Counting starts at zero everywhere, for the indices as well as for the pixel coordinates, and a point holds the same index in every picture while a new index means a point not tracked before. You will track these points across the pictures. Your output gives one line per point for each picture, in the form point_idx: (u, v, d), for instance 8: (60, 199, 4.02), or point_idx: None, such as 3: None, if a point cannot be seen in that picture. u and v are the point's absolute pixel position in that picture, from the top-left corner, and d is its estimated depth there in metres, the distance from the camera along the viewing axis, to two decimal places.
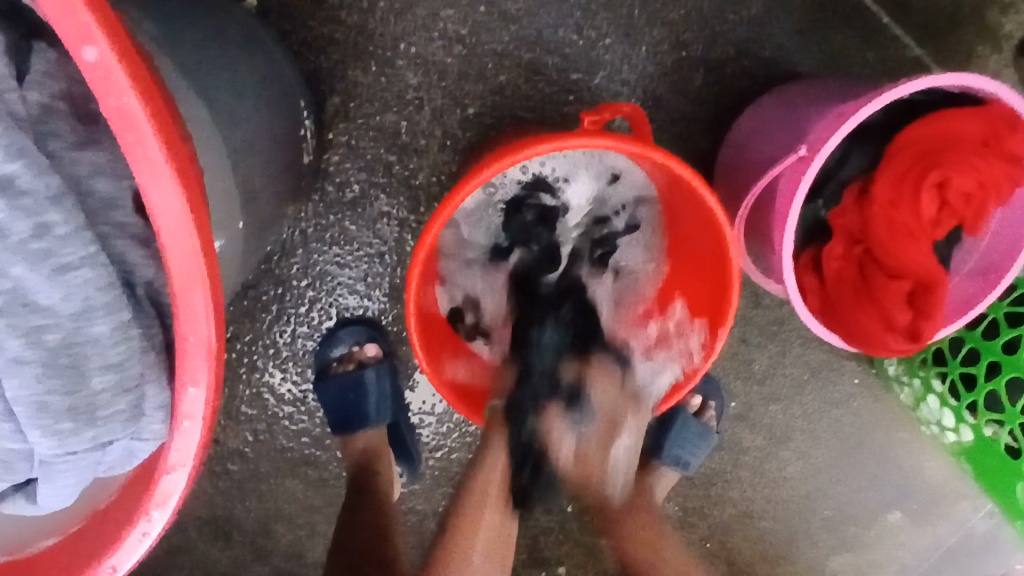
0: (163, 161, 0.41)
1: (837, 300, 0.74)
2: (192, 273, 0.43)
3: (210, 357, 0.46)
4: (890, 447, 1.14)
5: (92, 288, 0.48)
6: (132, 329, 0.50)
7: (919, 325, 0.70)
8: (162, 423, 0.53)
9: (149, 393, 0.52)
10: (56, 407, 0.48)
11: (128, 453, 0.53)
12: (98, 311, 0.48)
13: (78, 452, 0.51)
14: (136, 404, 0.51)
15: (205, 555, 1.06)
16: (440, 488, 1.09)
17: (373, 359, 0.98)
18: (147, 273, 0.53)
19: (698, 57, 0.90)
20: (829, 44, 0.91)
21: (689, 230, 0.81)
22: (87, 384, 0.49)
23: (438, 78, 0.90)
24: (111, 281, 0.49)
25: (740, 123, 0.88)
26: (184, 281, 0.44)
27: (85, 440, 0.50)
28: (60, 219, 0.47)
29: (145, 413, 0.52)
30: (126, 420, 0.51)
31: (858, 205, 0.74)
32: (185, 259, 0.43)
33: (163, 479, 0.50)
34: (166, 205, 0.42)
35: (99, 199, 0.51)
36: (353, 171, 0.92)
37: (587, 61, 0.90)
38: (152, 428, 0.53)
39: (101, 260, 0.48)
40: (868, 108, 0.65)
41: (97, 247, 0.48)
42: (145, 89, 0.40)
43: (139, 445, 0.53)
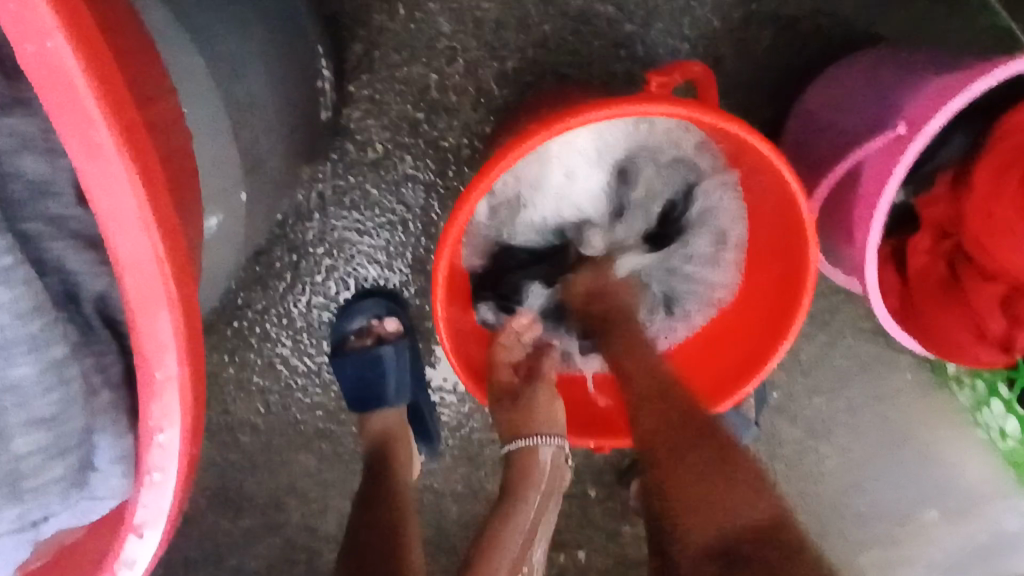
0: (104, 134, 0.31)
1: (919, 302, 0.65)
2: (151, 286, 0.34)
3: (185, 391, 0.37)
4: (941, 446, 1.06)
5: (12, 319, 0.37)
6: (68, 368, 0.39)
7: (1014, 335, 0.62)
8: (123, 477, 0.41)
9: (99, 444, 0.41)
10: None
11: (80, 513, 0.42)
12: (19, 345, 0.37)
13: (2, 533, 0.39)
14: (83, 460, 0.40)
15: (213, 526, 1.02)
16: (459, 468, 1.03)
17: (393, 334, 0.91)
18: (100, 283, 0.42)
19: (769, 11, 0.79)
20: (920, 1, 0.79)
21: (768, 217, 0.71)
22: (9, 446, 0.38)
23: (474, 26, 0.80)
24: (35, 306, 0.38)
25: (815, 88, 0.77)
26: (142, 297, 0.34)
27: (8, 519, 0.39)
28: None
29: (96, 469, 0.41)
30: (66, 487, 0.40)
31: (951, 193, 0.64)
32: (142, 268, 0.33)
33: (131, 541, 0.41)
34: (113, 194, 0.32)
35: (28, 183, 0.40)
36: (376, 130, 0.83)
37: (643, 11, 0.79)
38: (109, 486, 0.41)
39: (23, 277, 0.37)
40: (984, 82, 0.55)
41: (15, 260, 0.37)
42: (78, 29, 0.30)
43: (94, 505, 0.42)
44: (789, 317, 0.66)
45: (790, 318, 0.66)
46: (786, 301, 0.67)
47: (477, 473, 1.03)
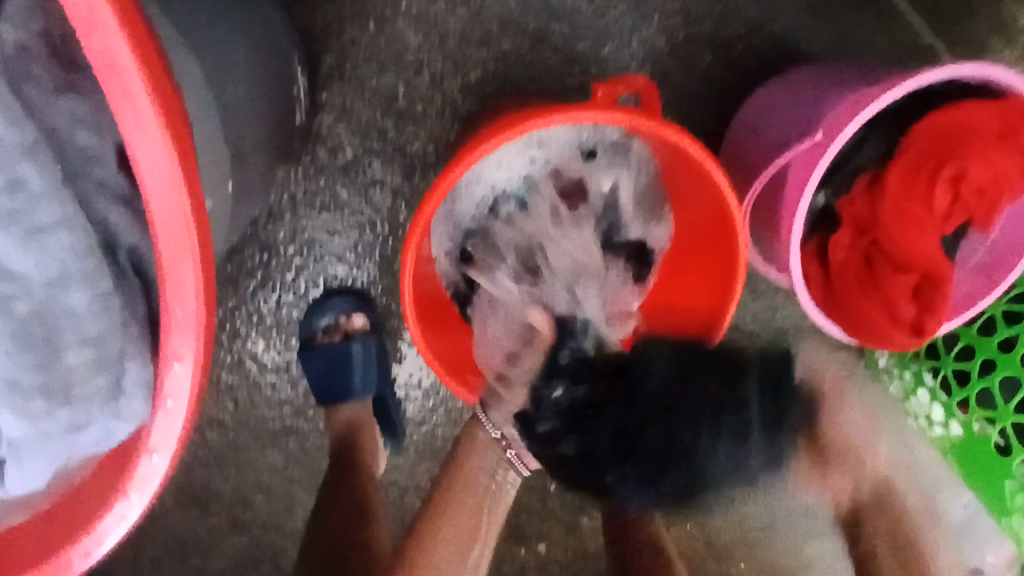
0: (146, 108, 0.38)
1: (842, 291, 0.73)
2: (180, 239, 0.40)
3: (197, 333, 0.43)
4: None
5: (70, 256, 0.45)
6: (112, 300, 0.47)
7: (924, 320, 0.69)
8: (143, 402, 0.49)
9: (128, 370, 0.49)
10: (26, 384, 0.45)
11: (104, 435, 0.49)
12: (75, 278, 0.45)
13: (51, 434, 0.47)
14: (115, 382, 0.48)
15: (181, 523, 1.04)
16: (423, 463, 1.08)
17: (359, 330, 0.95)
18: (132, 237, 0.51)
19: (710, 33, 0.87)
20: (844, 26, 0.87)
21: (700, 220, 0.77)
22: (62, 360, 0.46)
23: (440, 41, 0.85)
24: (90, 247, 0.46)
25: (750, 103, 0.85)
26: (173, 249, 0.41)
27: (58, 422, 0.47)
28: (35, 175, 0.44)
29: (125, 393, 0.49)
30: (104, 400, 0.48)
31: (868, 195, 0.71)
32: (172, 223, 0.40)
33: (143, 462, 0.47)
34: (151, 157, 0.38)
35: (78, 153, 0.48)
36: (347, 136, 0.88)
37: (595, 31, 0.86)
38: (132, 408, 0.49)
39: (81, 223, 0.46)
40: (887, 96, 0.62)
41: (74, 210, 0.45)
42: (131, 28, 0.37)
43: (118, 426, 0.49)
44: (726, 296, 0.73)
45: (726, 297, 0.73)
46: (722, 282, 0.74)
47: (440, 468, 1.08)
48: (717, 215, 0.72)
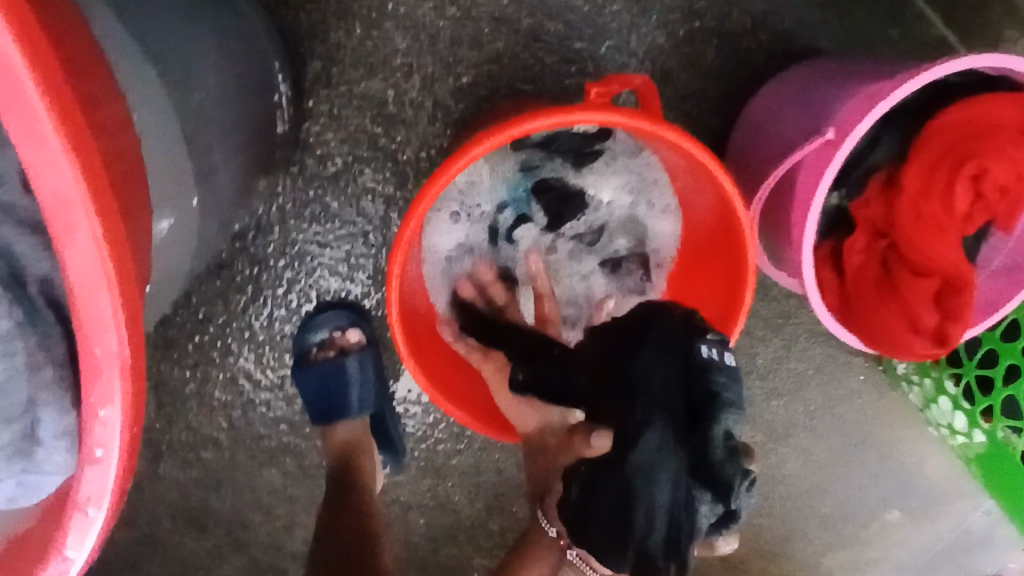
0: (44, 123, 0.33)
1: (857, 299, 0.67)
2: (90, 267, 0.36)
3: (123, 373, 0.38)
4: (893, 445, 1.08)
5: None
6: (13, 342, 0.42)
7: (946, 328, 0.63)
8: (66, 453, 0.44)
9: (43, 419, 0.43)
10: None
11: (26, 488, 0.45)
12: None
13: None
14: (29, 431, 0.43)
15: (178, 545, 1.02)
16: (426, 479, 1.06)
17: (355, 346, 0.92)
18: (44, 266, 0.45)
19: (713, 28, 0.83)
20: (851, 18, 0.83)
21: (702, 234, 0.72)
22: None
23: (429, 43, 0.82)
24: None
25: (755, 102, 0.80)
26: (85, 283, 0.36)
27: None
28: None
29: (41, 443, 0.43)
30: (13, 454, 0.43)
31: (884, 194, 0.66)
32: (82, 246, 0.35)
33: (76, 518, 0.40)
34: (48, 172, 0.34)
35: None
36: (335, 143, 0.85)
37: (592, 28, 0.82)
38: (53, 461, 0.44)
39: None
40: (903, 89, 0.58)
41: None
42: (24, 27, 0.32)
43: (41, 479, 0.44)
44: (733, 314, 0.66)
45: (733, 315, 0.66)
46: (729, 296, 0.67)
47: (444, 484, 1.06)
48: (724, 228, 0.67)
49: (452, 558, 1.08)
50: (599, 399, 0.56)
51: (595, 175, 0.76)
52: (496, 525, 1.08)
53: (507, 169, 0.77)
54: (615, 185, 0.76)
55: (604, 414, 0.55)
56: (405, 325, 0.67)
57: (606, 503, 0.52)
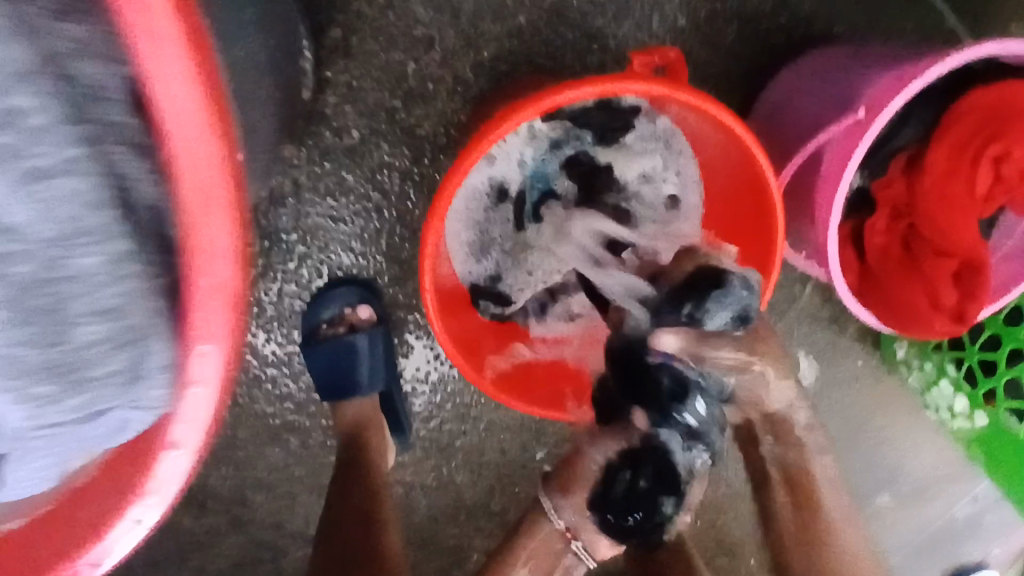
0: (171, 36, 0.33)
1: (879, 277, 0.68)
2: (208, 191, 0.36)
3: (227, 304, 0.39)
4: (888, 430, 1.11)
5: (80, 205, 0.37)
6: (130, 264, 0.40)
7: (966, 307, 0.64)
8: (166, 387, 0.42)
9: (151, 351, 0.41)
10: (30, 363, 0.38)
11: (117, 427, 0.42)
12: (88, 236, 0.38)
13: (63, 424, 0.40)
14: (134, 362, 0.41)
15: (177, 524, 1.01)
16: (429, 460, 1.06)
17: (366, 322, 0.91)
18: (149, 192, 0.41)
19: (733, 10, 0.83)
20: (867, 5, 0.84)
21: (729, 215, 0.73)
22: (73, 335, 0.39)
23: (452, 15, 0.81)
24: (102, 200, 0.38)
25: (774, 83, 0.81)
26: (199, 206, 0.37)
27: (67, 408, 0.40)
28: (34, 107, 0.35)
29: (145, 376, 0.41)
30: (122, 383, 0.41)
31: (906, 175, 0.66)
32: (201, 168, 0.36)
33: (163, 458, 0.43)
34: (169, 82, 0.34)
35: (86, 85, 0.38)
36: (353, 116, 0.84)
37: (614, 6, 0.82)
38: (152, 395, 0.42)
39: (90, 170, 0.38)
40: (938, 69, 0.58)
41: (81, 150, 0.37)
42: None
43: (136, 415, 0.42)
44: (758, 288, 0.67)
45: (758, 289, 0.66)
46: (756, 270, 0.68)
47: (447, 465, 1.06)
48: (756, 207, 0.67)
49: (452, 539, 1.08)
50: (614, 400, 0.65)
51: (619, 148, 0.76)
52: (497, 506, 1.09)
53: (536, 143, 0.76)
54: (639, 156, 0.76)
55: (623, 403, 0.65)
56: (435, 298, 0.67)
57: (643, 484, 0.64)
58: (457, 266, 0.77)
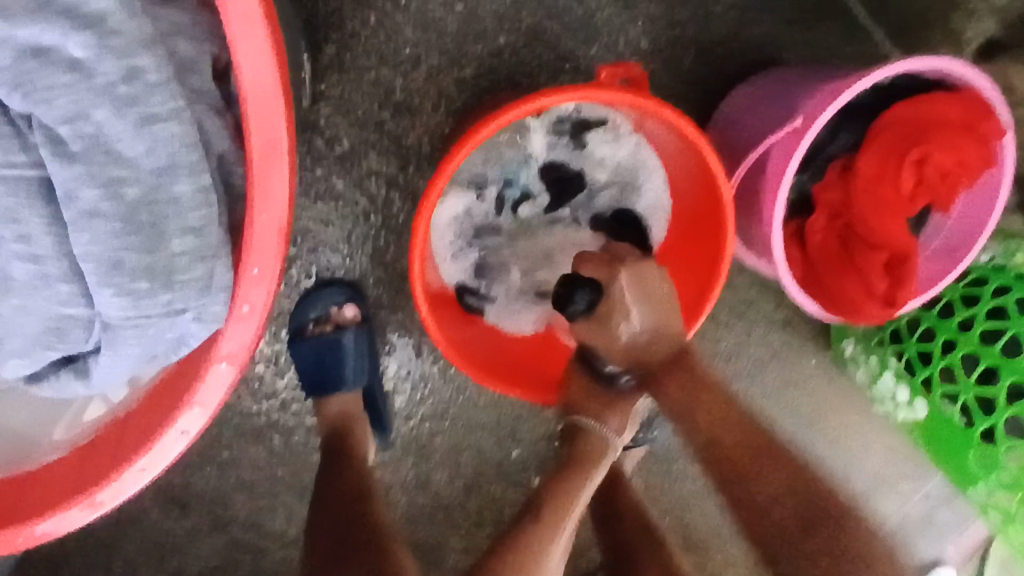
0: (263, 45, 0.54)
1: (819, 269, 0.76)
2: (277, 151, 0.57)
3: (278, 234, 0.59)
4: (840, 427, 1.19)
5: (178, 144, 0.56)
6: (210, 196, 0.58)
7: (896, 294, 0.72)
8: (223, 305, 0.60)
9: (217, 272, 0.59)
10: (132, 265, 0.56)
11: (182, 337, 0.61)
12: (182, 171, 0.57)
13: (151, 316, 0.58)
14: (207, 275, 0.59)
15: (158, 523, 1.04)
16: (408, 459, 1.10)
17: (351, 321, 0.95)
18: (221, 145, 0.63)
19: (692, 36, 0.92)
20: (811, 34, 0.94)
21: (691, 214, 0.80)
22: (167, 245, 0.57)
23: (438, 36, 0.88)
24: (192, 140, 0.57)
25: (728, 102, 0.90)
26: (266, 157, 0.57)
27: (159, 303, 0.58)
28: (148, 66, 0.55)
29: (210, 293, 0.59)
30: (199, 290, 0.59)
31: (841, 180, 0.75)
32: (275, 136, 0.57)
33: (214, 370, 0.61)
34: (255, 66, 0.54)
35: (181, 59, 0.61)
36: (344, 126, 0.90)
37: (585, 31, 0.91)
38: (213, 310, 0.60)
39: (184, 118, 0.56)
40: (862, 83, 0.67)
41: (178, 103, 0.56)
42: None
43: (195, 326, 0.60)
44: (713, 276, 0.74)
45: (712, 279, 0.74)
46: (711, 259, 0.75)
47: (426, 464, 1.10)
48: (713, 206, 0.74)
49: (429, 538, 1.12)
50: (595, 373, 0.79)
51: (590, 153, 0.84)
52: (473, 505, 1.13)
53: (515, 148, 0.83)
54: (607, 160, 0.83)
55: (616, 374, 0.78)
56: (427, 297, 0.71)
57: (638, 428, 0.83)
58: (440, 267, 0.83)
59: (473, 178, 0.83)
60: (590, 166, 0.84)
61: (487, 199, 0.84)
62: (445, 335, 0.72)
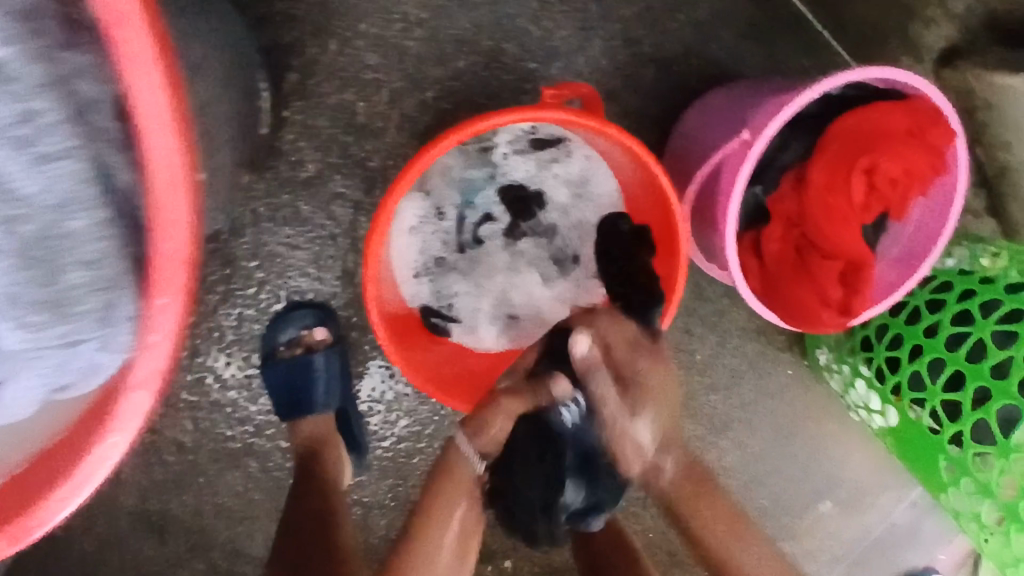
0: (147, 63, 0.40)
1: (776, 280, 0.77)
2: (173, 181, 0.43)
3: (182, 268, 0.45)
4: (820, 436, 1.19)
5: (76, 182, 0.44)
6: (114, 229, 0.46)
7: (850, 301, 0.74)
8: (131, 334, 0.47)
9: (118, 304, 0.46)
10: (26, 297, 0.44)
11: (89, 365, 0.47)
12: (73, 204, 0.44)
13: (48, 348, 0.46)
14: (106, 306, 0.46)
15: (136, 553, 1.03)
16: (386, 480, 1.10)
17: (321, 343, 0.96)
18: (124, 177, 0.46)
19: (650, 53, 0.94)
20: (768, 48, 0.95)
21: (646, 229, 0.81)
22: (62, 278, 0.45)
23: (398, 60, 0.90)
24: (87, 176, 0.44)
25: (686, 117, 0.91)
26: (170, 189, 0.43)
27: (53, 336, 0.46)
28: (47, 107, 0.43)
29: (112, 323, 0.46)
30: (97, 321, 0.46)
31: (795, 191, 0.76)
32: (165, 161, 0.42)
33: (126, 400, 0.46)
34: (148, 101, 0.41)
35: (79, 99, 0.44)
36: (309, 151, 0.91)
37: (544, 51, 0.92)
38: (121, 339, 0.47)
39: (86, 158, 0.44)
40: (804, 96, 0.68)
41: (82, 143, 0.44)
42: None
43: (103, 357, 0.47)
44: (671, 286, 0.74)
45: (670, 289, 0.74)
46: (667, 270, 0.76)
47: (404, 485, 1.10)
48: (665, 221, 0.75)
49: None
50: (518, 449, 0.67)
51: (547, 172, 0.85)
52: None
53: (475, 168, 0.85)
54: (564, 178, 0.85)
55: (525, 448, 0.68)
56: (383, 320, 0.72)
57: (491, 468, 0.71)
58: (403, 289, 0.83)
59: (431, 201, 0.84)
60: (547, 185, 0.85)
61: (447, 221, 0.85)
62: (403, 357, 0.73)
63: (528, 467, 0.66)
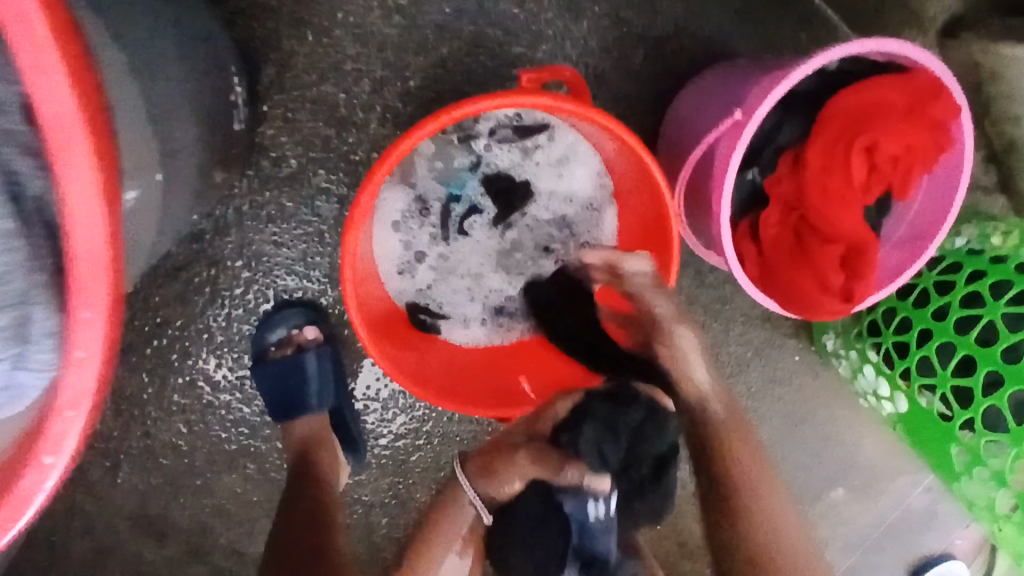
0: (52, 57, 0.38)
1: (773, 267, 0.74)
2: (87, 194, 0.40)
3: (107, 279, 0.41)
4: (830, 423, 1.15)
5: None
6: (16, 240, 0.43)
7: (852, 286, 0.71)
8: (55, 351, 0.44)
9: (35, 315, 0.44)
10: None
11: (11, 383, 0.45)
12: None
13: None
14: (20, 322, 0.43)
15: (137, 556, 1.03)
16: (387, 477, 1.08)
17: (313, 342, 0.94)
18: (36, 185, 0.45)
19: (640, 34, 0.90)
20: (764, 23, 0.92)
21: (635, 218, 0.78)
22: None
23: (379, 49, 0.87)
24: None
25: (679, 100, 0.88)
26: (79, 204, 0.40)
27: None
28: None
29: (31, 341, 0.44)
30: (8, 338, 0.43)
31: (792, 173, 0.72)
32: (79, 165, 0.40)
33: (57, 420, 0.42)
34: (54, 100, 0.39)
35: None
36: (290, 146, 0.89)
37: (529, 35, 0.89)
38: (41, 357, 0.44)
39: None
40: (798, 73, 0.64)
41: None
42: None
43: (26, 375, 0.45)
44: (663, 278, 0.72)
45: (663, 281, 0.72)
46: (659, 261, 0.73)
47: (405, 482, 1.08)
48: (655, 208, 0.72)
49: None
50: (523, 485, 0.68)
51: (534, 161, 0.82)
52: None
53: (458, 159, 0.82)
54: (552, 167, 0.82)
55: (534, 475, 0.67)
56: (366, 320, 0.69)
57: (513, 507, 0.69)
58: (388, 286, 0.81)
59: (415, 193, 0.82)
60: (535, 174, 0.83)
61: (432, 214, 0.82)
62: (389, 357, 0.70)
63: (531, 507, 0.65)
